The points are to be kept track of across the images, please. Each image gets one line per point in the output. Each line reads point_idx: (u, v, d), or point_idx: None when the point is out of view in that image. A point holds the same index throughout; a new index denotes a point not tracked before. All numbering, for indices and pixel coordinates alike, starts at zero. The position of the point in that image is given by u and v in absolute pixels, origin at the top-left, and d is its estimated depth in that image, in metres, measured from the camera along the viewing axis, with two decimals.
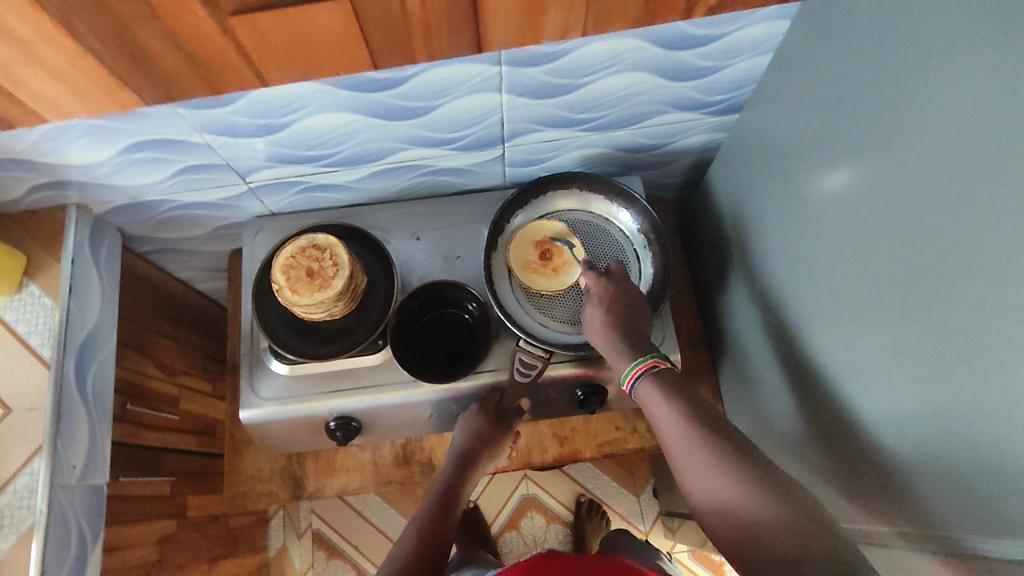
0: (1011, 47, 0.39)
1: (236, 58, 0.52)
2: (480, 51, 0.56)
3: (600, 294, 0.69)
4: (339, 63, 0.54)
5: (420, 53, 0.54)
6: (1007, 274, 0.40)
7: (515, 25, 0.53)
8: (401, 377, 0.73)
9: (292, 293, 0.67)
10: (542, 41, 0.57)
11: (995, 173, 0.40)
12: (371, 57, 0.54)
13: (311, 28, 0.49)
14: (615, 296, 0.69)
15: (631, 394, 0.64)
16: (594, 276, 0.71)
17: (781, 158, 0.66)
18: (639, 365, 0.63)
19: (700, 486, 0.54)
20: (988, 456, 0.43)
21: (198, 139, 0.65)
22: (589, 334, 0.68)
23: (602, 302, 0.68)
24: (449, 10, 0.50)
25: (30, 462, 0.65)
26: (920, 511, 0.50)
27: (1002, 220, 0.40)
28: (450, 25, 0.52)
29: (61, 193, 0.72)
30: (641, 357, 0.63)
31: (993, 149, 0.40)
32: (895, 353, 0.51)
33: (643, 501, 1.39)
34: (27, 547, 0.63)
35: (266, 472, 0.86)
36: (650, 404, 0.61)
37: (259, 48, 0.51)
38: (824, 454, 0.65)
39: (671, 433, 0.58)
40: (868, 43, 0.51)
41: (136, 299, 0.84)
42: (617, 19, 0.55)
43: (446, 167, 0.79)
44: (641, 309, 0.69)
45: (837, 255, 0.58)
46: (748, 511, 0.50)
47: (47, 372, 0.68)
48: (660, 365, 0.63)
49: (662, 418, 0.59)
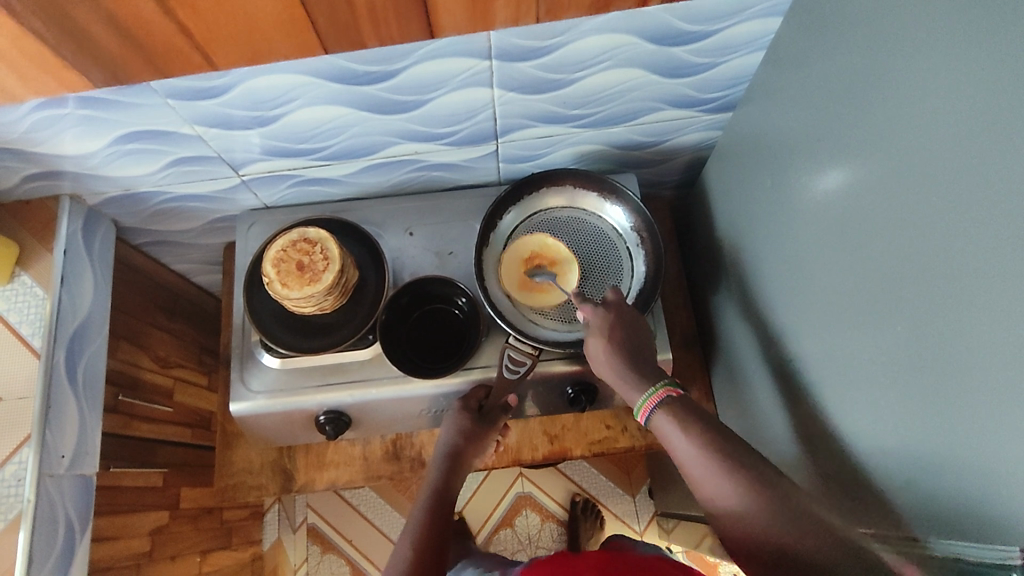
0: (1000, 44, 0.38)
1: (185, 45, 0.51)
2: (432, 38, 0.55)
3: (601, 326, 0.66)
4: (284, 50, 0.53)
5: (370, 39, 0.54)
6: (993, 274, 0.39)
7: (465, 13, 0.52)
8: (391, 373, 0.74)
9: (282, 286, 0.66)
10: (495, 28, 0.56)
11: (982, 171, 0.40)
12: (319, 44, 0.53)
13: (257, 15, 0.49)
14: (615, 323, 0.66)
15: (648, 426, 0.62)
16: (591, 307, 0.67)
17: (774, 156, 0.66)
18: (653, 396, 0.60)
19: (733, 520, 0.52)
20: (971, 458, 0.42)
21: (189, 130, 0.65)
22: (593, 363, 0.66)
23: (604, 332, 0.65)
24: None
25: (18, 451, 0.65)
26: (906, 512, 0.50)
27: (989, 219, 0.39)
28: (397, 10, 0.51)
29: (55, 184, 0.72)
30: (653, 389, 0.61)
31: (981, 145, 0.40)
32: (881, 352, 0.51)
33: (638, 501, 1.39)
34: (14, 535, 0.63)
35: (256, 465, 0.86)
36: (666, 434, 0.59)
37: (204, 34, 0.50)
38: (811, 455, 0.64)
39: (693, 462, 0.55)
40: (860, 40, 0.50)
41: (131, 291, 0.85)
42: (570, 7, 0.54)
43: (440, 163, 0.78)
44: (640, 321, 0.68)
45: (827, 255, 0.58)
46: (782, 537, 0.49)
47: (37, 362, 0.68)
48: (673, 394, 0.60)
49: (680, 447, 0.57)
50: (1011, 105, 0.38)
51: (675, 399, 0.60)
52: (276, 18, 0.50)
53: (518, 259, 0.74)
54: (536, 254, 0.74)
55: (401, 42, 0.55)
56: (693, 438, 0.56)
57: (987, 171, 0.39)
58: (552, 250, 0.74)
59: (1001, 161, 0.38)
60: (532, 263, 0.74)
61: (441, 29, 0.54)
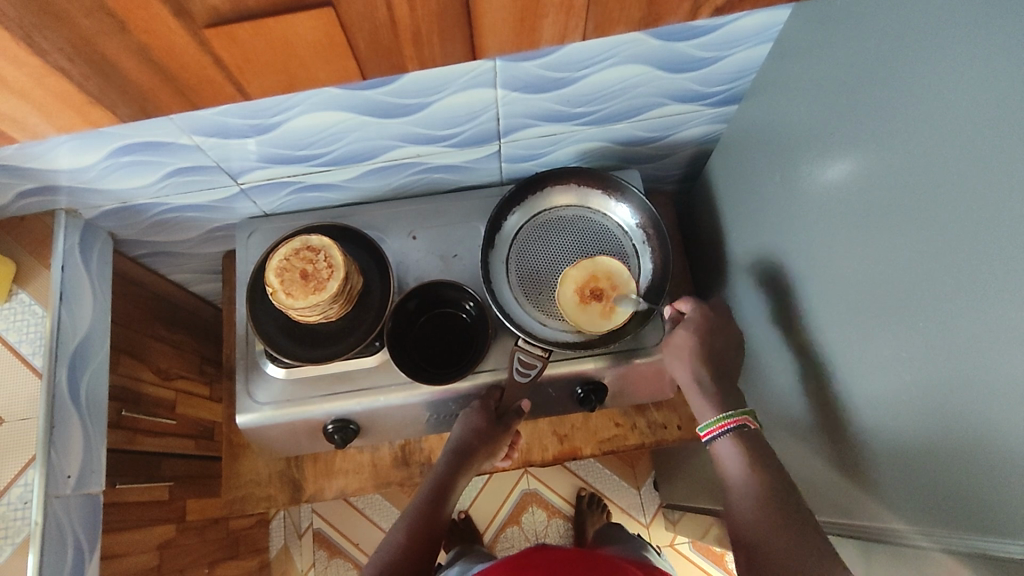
0: (1006, 34, 0.38)
1: (212, 75, 0.46)
2: (474, 59, 0.50)
3: (696, 319, 0.72)
4: (310, 80, 0.49)
5: (411, 61, 0.48)
6: (1009, 269, 0.39)
7: (511, 32, 0.47)
8: (398, 380, 0.73)
9: (287, 296, 0.65)
10: (539, 47, 0.50)
11: (992, 167, 0.39)
12: (355, 68, 0.48)
13: (288, 38, 0.44)
14: (708, 326, 0.71)
15: (709, 444, 0.64)
16: (693, 302, 0.73)
17: (781, 150, 0.65)
18: (728, 420, 0.63)
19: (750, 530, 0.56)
20: (992, 453, 0.42)
21: (187, 141, 0.64)
22: (670, 353, 0.71)
23: (696, 327, 0.71)
24: (441, 17, 0.44)
25: (24, 472, 0.64)
26: (928, 508, 0.50)
27: (1002, 214, 0.39)
28: (441, 30, 0.46)
29: (50, 199, 0.70)
30: (732, 414, 0.64)
31: (995, 141, 0.39)
32: (896, 348, 0.51)
33: (644, 493, 1.39)
34: (24, 558, 0.62)
35: (264, 476, 0.85)
36: (727, 460, 0.61)
37: (236, 61, 0.45)
38: (829, 448, 0.64)
39: (745, 487, 0.58)
40: (865, 34, 0.50)
41: (129, 304, 0.83)
42: (615, 23, 0.48)
43: (441, 165, 0.77)
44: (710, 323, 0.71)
45: (838, 252, 0.57)
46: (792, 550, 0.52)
47: (39, 381, 0.67)
48: (748, 424, 0.63)
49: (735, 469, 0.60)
50: (1022, 98, 0.37)
51: (748, 430, 0.62)
52: (312, 42, 0.45)
53: (577, 307, 0.71)
54: (577, 289, 0.71)
55: (442, 64, 0.50)
56: (757, 464, 0.59)
57: (999, 164, 0.39)
58: (583, 272, 0.72)
59: (1012, 153, 0.38)
60: (586, 296, 0.71)
61: (484, 49, 0.49)
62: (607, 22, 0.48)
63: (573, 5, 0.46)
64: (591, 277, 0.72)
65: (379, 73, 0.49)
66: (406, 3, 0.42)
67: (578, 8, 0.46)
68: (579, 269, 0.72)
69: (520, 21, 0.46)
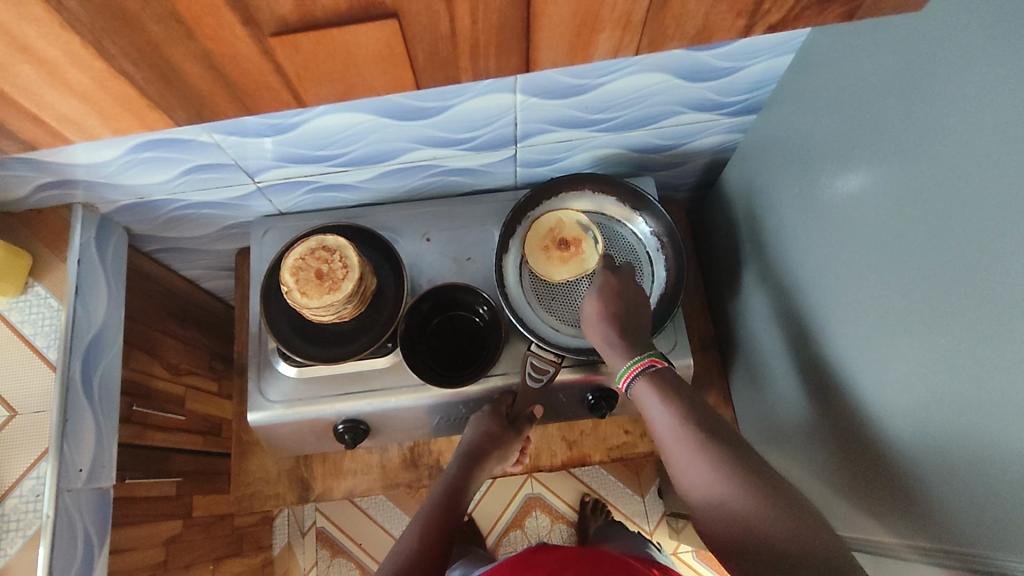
0: (1016, 55, 0.38)
1: None
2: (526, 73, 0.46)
3: (603, 285, 0.69)
4: None
5: (466, 74, 0.44)
6: (1011, 291, 0.39)
7: (563, 46, 0.43)
8: (411, 381, 0.73)
9: (301, 295, 0.65)
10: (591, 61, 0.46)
11: (1001, 189, 0.40)
12: (409, 79, 0.44)
13: None
14: (615, 288, 0.69)
15: (629, 393, 0.65)
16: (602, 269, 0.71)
17: (799, 162, 0.65)
18: (635, 365, 0.64)
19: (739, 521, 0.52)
20: (996, 468, 0.43)
21: (206, 139, 0.64)
22: (586, 326, 0.69)
23: (601, 292, 0.69)
24: (501, 30, 0.40)
25: (37, 465, 0.64)
26: (945, 526, 0.49)
27: (1010, 235, 0.39)
28: (499, 45, 0.42)
29: (68, 193, 0.71)
30: (639, 356, 0.64)
31: (1008, 167, 0.39)
32: (909, 366, 0.50)
33: (648, 501, 1.39)
34: (33, 551, 0.62)
35: (273, 475, 0.85)
36: (644, 401, 0.63)
37: None
38: (838, 460, 0.64)
39: (667, 430, 0.60)
40: (881, 51, 0.50)
41: (142, 299, 0.83)
42: None
43: (457, 168, 0.78)
44: (641, 302, 0.69)
45: (851, 267, 0.57)
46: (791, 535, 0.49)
47: (53, 375, 0.67)
48: (657, 364, 0.63)
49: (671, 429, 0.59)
50: None
51: (658, 369, 0.63)
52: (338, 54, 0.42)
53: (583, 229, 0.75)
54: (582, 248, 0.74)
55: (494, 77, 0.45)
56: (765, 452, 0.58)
57: (1007, 186, 0.39)
58: (563, 266, 0.73)
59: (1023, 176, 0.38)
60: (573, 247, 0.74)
61: (538, 65, 0.44)
62: (659, 38, 0.43)
63: (628, 21, 0.41)
64: (562, 258, 0.73)
65: (433, 84, 0.45)
66: (468, 13, 0.38)
67: (634, 23, 0.41)
68: (578, 265, 0.73)
69: (576, 35, 0.42)
